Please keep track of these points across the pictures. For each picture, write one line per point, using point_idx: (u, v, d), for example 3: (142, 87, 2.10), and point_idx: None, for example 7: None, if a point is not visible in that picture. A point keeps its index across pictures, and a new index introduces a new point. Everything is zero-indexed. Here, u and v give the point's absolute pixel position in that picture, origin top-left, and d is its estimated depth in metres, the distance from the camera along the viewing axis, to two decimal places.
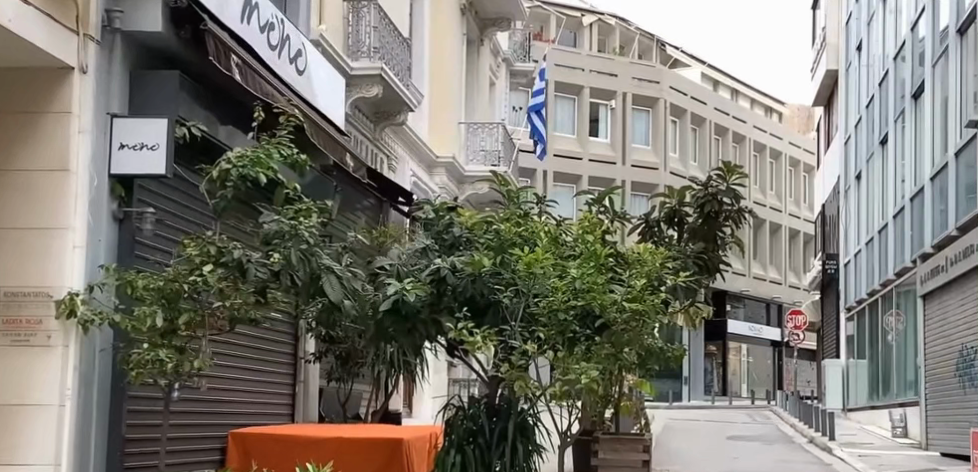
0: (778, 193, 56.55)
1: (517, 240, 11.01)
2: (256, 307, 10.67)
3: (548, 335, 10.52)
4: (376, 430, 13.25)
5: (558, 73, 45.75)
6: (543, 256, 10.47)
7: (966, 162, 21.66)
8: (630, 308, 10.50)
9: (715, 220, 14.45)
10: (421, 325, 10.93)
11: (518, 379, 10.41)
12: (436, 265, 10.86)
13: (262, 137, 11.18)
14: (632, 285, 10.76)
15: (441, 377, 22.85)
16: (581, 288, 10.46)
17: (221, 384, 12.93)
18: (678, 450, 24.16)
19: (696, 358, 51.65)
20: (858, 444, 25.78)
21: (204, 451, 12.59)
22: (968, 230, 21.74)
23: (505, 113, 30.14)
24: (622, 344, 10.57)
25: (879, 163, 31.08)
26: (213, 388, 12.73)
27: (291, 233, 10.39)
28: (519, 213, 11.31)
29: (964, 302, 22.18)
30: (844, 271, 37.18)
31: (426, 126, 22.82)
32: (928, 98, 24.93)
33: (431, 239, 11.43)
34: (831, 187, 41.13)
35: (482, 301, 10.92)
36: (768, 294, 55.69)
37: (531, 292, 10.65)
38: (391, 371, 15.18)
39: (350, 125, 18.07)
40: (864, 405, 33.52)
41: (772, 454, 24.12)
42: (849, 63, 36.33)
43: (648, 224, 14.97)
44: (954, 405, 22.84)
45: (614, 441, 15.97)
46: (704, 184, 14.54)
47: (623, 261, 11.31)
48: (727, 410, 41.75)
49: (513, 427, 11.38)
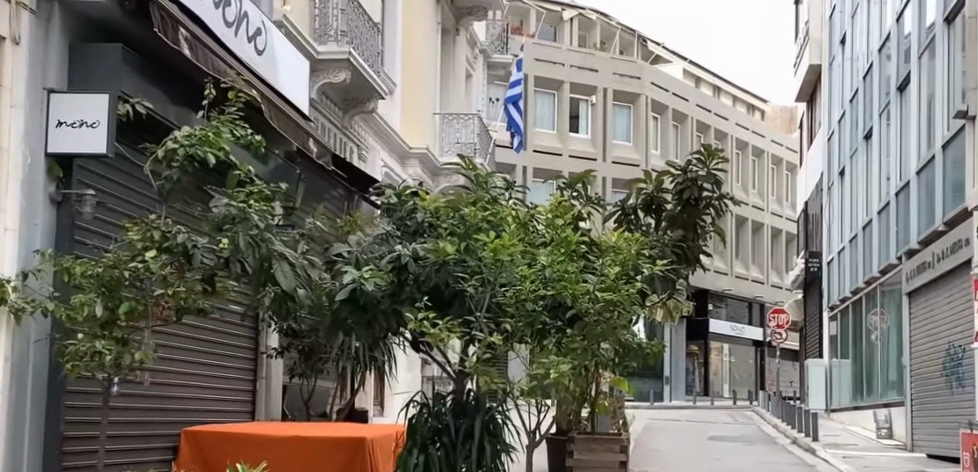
0: (760, 192, 55.99)
1: (483, 226, 10.31)
2: (204, 296, 9.97)
3: (516, 326, 9.85)
4: (338, 429, 12.55)
5: (538, 68, 45.04)
6: (510, 241, 9.79)
7: (954, 154, 21.06)
8: (604, 299, 9.82)
9: (694, 208, 13.03)
10: (381, 316, 10.14)
11: (484, 374, 9.68)
12: (396, 253, 10.13)
13: (213, 115, 10.47)
14: (607, 274, 10.09)
15: (413, 375, 22.17)
16: (552, 277, 9.79)
17: (169, 380, 12.19)
18: (658, 451, 23.49)
19: (677, 357, 51.07)
20: (842, 445, 25.15)
21: (149, 450, 11.86)
22: (955, 225, 21.17)
23: (482, 105, 29.45)
24: (594, 337, 9.88)
25: (863, 159, 30.49)
26: (160, 384, 11.99)
27: (240, 217, 9.68)
28: (486, 198, 10.64)
29: (952, 299, 21.58)
30: (827, 270, 36.63)
31: (399, 116, 22.14)
32: (914, 90, 24.33)
33: (393, 225, 10.73)
34: (814, 184, 40.61)
35: (446, 291, 10.20)
36: (750, 293, 55.16)
37: (497, 281, 9.91)
38: (356, 367, 14.49)
39: (316, 112, 17.38)
40: (847, 405, 32.94)
41: (754, 455, 23.48)
42: (833, 58, 35.75)
43: (624, 213, 13.48)
44: (941, 405, 22.28)
45: (591, 442, 15.28)
46: (682, 169, 13.11)
47: (597, 248, 10.61)
48: (708, 411, 41.16)
49: (479, 425, 10.66)
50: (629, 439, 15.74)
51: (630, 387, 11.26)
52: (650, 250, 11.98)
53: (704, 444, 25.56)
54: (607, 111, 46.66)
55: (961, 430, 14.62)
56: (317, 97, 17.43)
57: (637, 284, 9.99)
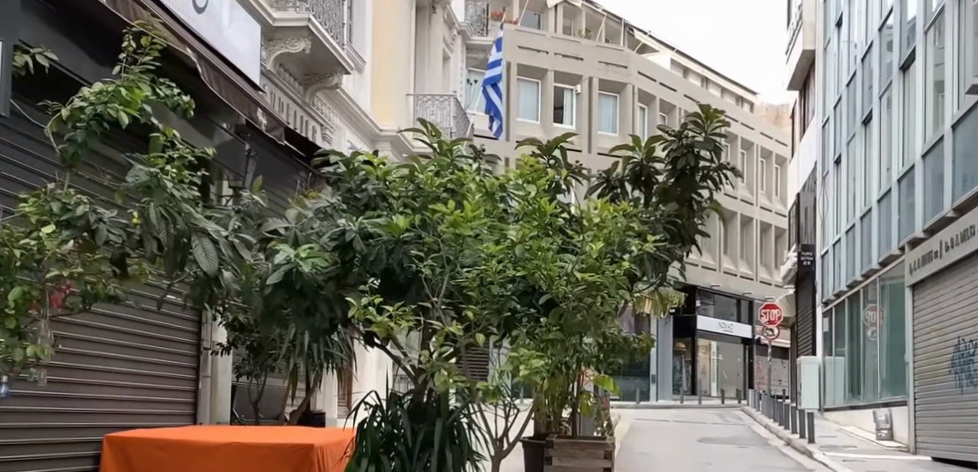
0: (749, 186, 54.66)
1: (441, 196, 8.84)
2: (116, 279, 8.48)
3: (481, 315, 8.34)
4: (286, 433, 11.02)
5: (520, 55, 43.42)
6: (473, 212, 8.27)
7: (965, 133, 19.72)
8: (584, 281, 8.27)
9: (689, 179, 10.90)
10: (322, 303, 8.61)
11: (442, 372, 8.18)
12: (341, 228, 8.63)
13: (125, 67, 8.84)
14: (588, 251, 8.53)
15: (380, 373, 20.51)
16: (524, 257, 8.28)
17: (74, 381, 10.63)
18: (645, 454, 21.98)
19: (664, 355, 49.58)
20: (839, 448, 23.68)
21: (47, 462, 10.28)
22: (965, 212, 19.84)
23: (461, 88, 27.86)
24: (573, 327, 8.33)
25: (862, 145, 29.12)
26: (61, 384, 10.43)
27: (155, 185, 8.03)
28: (449, 164, 9.10)
29: (961, 292, 20.22)
30: (822, 264, 35.15)
31: (369, 97, 20.60)
32: (920, 68, 23.00)
33: (341, 198, 9.17)
34: (807, 175, 39.23)
35: (400, 274, 8.73)
36: (736, 289, 53.82)
37: (458, 260, 8.38)
38: (310, 363, 12.93)
39: (273, 85, 15.78)
40: (843, 405, 31.49)
41: (746, 458, 22.01)
42: (829, 44, 34.46)
43: (610, 185, 11.49)
44: (948, 405, 20.88)
45: (573, 448, 13.74)
46: (677, 134, 10.79)
47: (578, 222, 9.06)
48: (695, 410, 39.72)
49: (440, 430, 9.11)
50: (614, 444, 14.21)
51: (618, 388, 9.46)
52: (644, 224, 10.40)
53: (694, 447, 24.06)
54: (592, 101, 45.26)
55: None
56: (275, 70, 15.87)
57: (624, 263, 8.40)
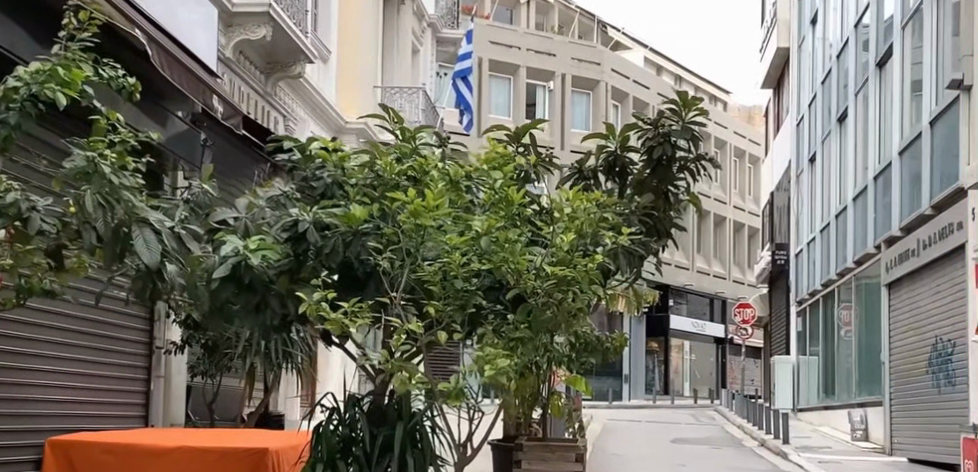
0: (722, 185, 54.31)
1: (402, 183, 8.29)
2: (51, 272, 7.87)
3: (444, 311, 7.77)
4: (242, 437, 10.37)
5: (492, 51, 42.81)
6: (436, 202, 7.69)
7: (944, 128, 19.28)
8: (554, 275, 7.70)
9: (665, 170, 9.77)
10: (273, 298, 7.99)
11: (402, 373, 7.57)
12: (293, 217, 8.06)
13: (66, 47, 8.18)
14: (558, 242, 7.97)
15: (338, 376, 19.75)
16: (490, 248, 7.70)
17: (10, 381, 10.02)
18: (617, 455, 21.48)
19: (636, 354, 49.14)
20: (814, 449, 23.21)
21: None
22: (943, 209, 19.40)
23: (430, 82, 27.28)
24: (542, 324, 7.77)
25: (837, 143, 28.75)
26: None
27: (93, 171, 7.43)
28: (410, 148, 8.53)
29: (939, 291, 19.80)
30: (796, 263, 34.79)
31: (334, 89, 20.00)
32: (897, 63, 22.58)
33: (296, 187, 8.61)
34: (780, 172, 38.85)
35: (359, 268, 8.16)
36: (709, 289, 53.50)
37: (419, 253, 7.80)
38: (267, 363, 12.31)
39: (233, 73, 15.19)
40: (816, 405, 31.09)
41: (719, 459, 21.55)
42: (803, 40, 34.14)
43: (581, 176, 10.29)
44: (926, 407, 20.44)
45: (545, 451, 13.14)
46: (652, 121, 9.66)
47: (546, 212, 8.49)
48: (668, 410, 39.30)
49: (401, 434, 8.56)
50: (586, 447, 13.65)
51: (589, 388, 8.92)
52: (619, 213, 9.41)
53: (666, 448, 23.57)
54: (565, 98, 44.76)
55: (961, 435, 13.42)
56: (234, 57, 15.27)
57: (597, 256, 7.84)
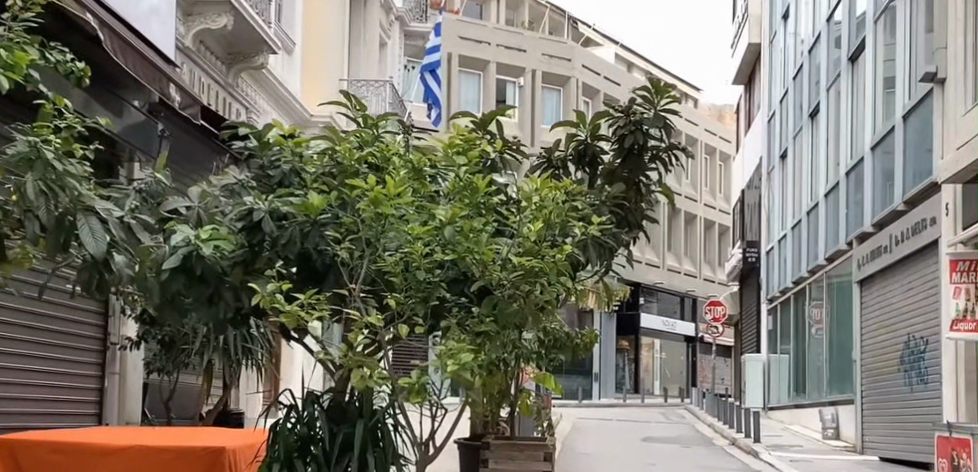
0: (693, 182, 54.14)
1: (361, 170, 7.95)
2: None
3: (405, 304, 7.42)
4: (200, 435, 9.92)
5: (461, 46, 42.56)
6: (397, 189, 7.35)
7: (916, 122, 19.08)
8: (520, 266, 7.37)
9: (636, 159, 9.29)
10: (226, 291, 7.60)
11: (361, 369, 7.27)
12: (247, 206, 7.70)
13: (11, 27, 7.78)
14: (523, 231, 7.66)
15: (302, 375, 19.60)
16: (454, 238, 7.35)
17: None
18: (586, 454, 21.19)
19: (606, 352, 48.90)
20: (786, 447, 22.98)
21: None
22: (916, 204, 19.21)
23: (398, 75, 26.94)
24: (509, 317, 7.43)
25: (808, 139, 28.58)
26: None
27: (35, 157, 7.06)
28: (372, 135, 8.20)
29: (911, 287, 19.60)
30: (766, 260, 34.69)
31: (299, 81, 19.60)
32: (869, 57, 22.40)
33: (251, 175, 8.21)
34: (751, 170, 38.66)
35: (317, 259, 7.81)
36: (680, 287, 53.39)
37: (380, 242, 7.44)
38: (226, 360, 11.91)
39: (193, 63, 14.79)
40: (787, 403, 30.89)
41: (689, 458, 21.31)
42: (774, 37, 33.97)
43: (550, 165, 9.77)
44: (898, 405, 20.23)
45: (513, 449, 12.77)
46: (624, 109, 9.24)
47: (513, 201, 8.15)
48: (638, 409, 39.08)
49: (362, 432, 8.19)
50: (555, 446, 13.31)
51: (559, 387, 8.55)
52: (590, 202, 8.98)
53: (636, 446, 23.29)
54: (535, 94, 44.49)
55: (935, 432, 13.14)
56: (194, 47, 14.84)
57: (566, 247, 7.53)
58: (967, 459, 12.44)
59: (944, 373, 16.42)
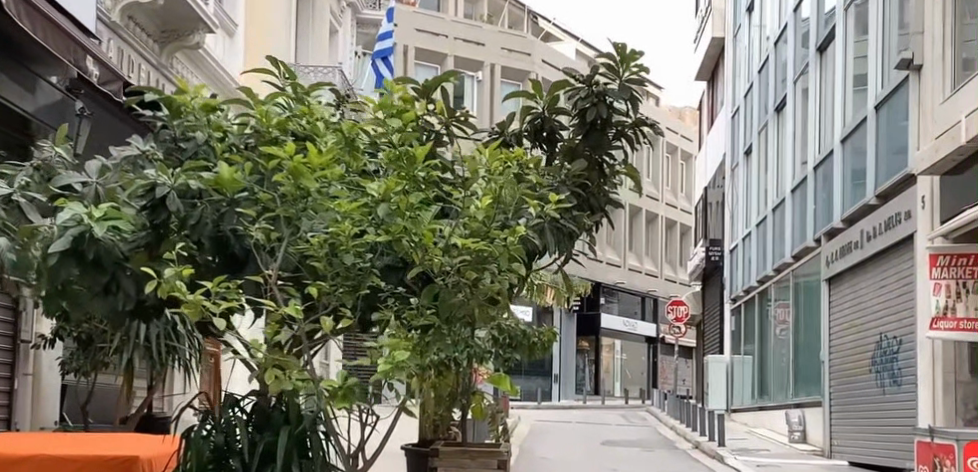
0: (655, 181, 53.35)
1: (279, 139, 7.03)
2: None
3: (330, 291, 6.44)
4: (107, 437, 8.77)
5: (417, 38, 41.56)
6: (323, 157, 6.36)
7: (889, 114, 18.28)
8: (466, 249, 6.35)
9: (598, 135, 8.27)
10: (124, 279, 6.51)
11: (279, 369, 6.28)
12: (148, 181, 6.56)
13: None
14: (468, 209, 6.69)
15: (230, 374, 18.36)
16: (388, 218, 6.38)
17: None
18: (545, 459, 20.19)
19: (566, 353, 47.91)
20: (752, 452, 22.06)
21: None
22: (889, 199, 18.37)
23: (350, 64, 25.87)
24: (453, 310, 6.43)
25: (774, 134, 27.77)
26: None
27: None
28: (292, 99, 7.26)
29: (884, 286, 18.76)
30: (730, 259, 33.90)
31: (241, 63, 18.48)
32: (840, 46, 21.56)
33: (158, 146, 7.14)
34: (714, 166, 37.85)
35: (234, 244, 6.78)
36: (640, 287, 52.62)
37: (300, 226, 6.49)
38: (149, 359, 10.79)
39: (121, 40, 13.65)
40: (751, 406, 30.05)
41: (651, 462, 20.39)
42: (739, 30, 33.14)
43: (503, 140, 8.75)
44: (869, 407, 19.42)
45: (462, 457, 11.59)
46: (585, 79, 8.23)
47: (455, 174, 7.21)
48: (597, 411, 38.13)
49: (283, 441, 7.17)
50: (508, 452, 12.19)
51: (516, 388, 7.34)
52: (549, 180, 7.96)
53: (596, 450, 22.33)
54: (494, 89, 43.44)
55: (914, 437, 11.59)
56: (122, 23, 13.72)
57: (518, 228, 6.48)
58: (951, 469, 10.96)
59: (921, 375, 15.56)
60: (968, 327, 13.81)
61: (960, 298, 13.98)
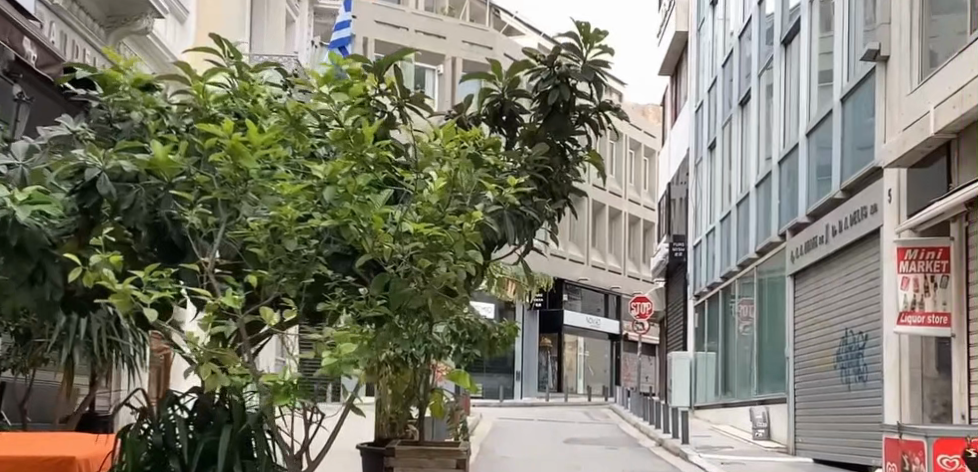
0: (618, 177, 53.11)
1: (216, 115, 6.75)
2: None
3: (274, 280, 6.11)
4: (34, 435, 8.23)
5: (378, 31, 41.04)
6: (266, 136, 6.01)
7: (854, 106, 18.02)
8: (417, 234, 5.99)
9: (561, 117, 7.86)
10: (51, 269, 6.11)
11: (216, 364, 5.90)
12: (77, 163, 6.14)
13: None
14: (422, 192, 6.36)
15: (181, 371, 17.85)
16: (335, 202, 6.06)
17: None
18: (506, 458, 19.81)
19: (529, 351, 47.50)
20: (716, 449, 21.77)
21: None
22: (855, 193, 18.11)
23: (307, 54, 25.35)
24: (404, 301, 5.99)
25: (738, 128, 27.52)
26: None
27: None
28: (235, 75, 6.92)
29: (849, 280, 18.52)
30: (693, 255, 33.65)
31: (192, 50, 17.96)
32: (804, 39, 21.30)
33: (92, 127, 6.75)
34: (678, 162, 37.60)
35: (171, 231, 6.29)
36: (603, 283, 52.37)
37: (241, 209, 6.14)
38: (89, 354, 10.31)
39: (65, 23, 13.13)
40: (714, 402, 29.79)
41: (614, 460, 20.03)
42: (702, 24, 32.89)
43: (459, 122, 8.34)
44: (834, 404, 19.17)
45: (421, 456, 11.16)
46: (549, 57, 7.82)
47: (406, 154, 6.93)
48: (560, 408, 37.80)
49: (224, 442, 6.73)
50: (468, 450, 11.77)
51: (476, 386, 6.86)
52: (509, 164, 7.56)
53: (558, 448, 21.94)
54: (455, 82, 43.00)
55: (883, 433, 10.59)
56: (66, 6, 13.22)
57: (475, 214, 6.08)
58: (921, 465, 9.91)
59: (887, 371, 15.26)
60: (937, 321, 13.55)
61: (928, 292, 13.66)
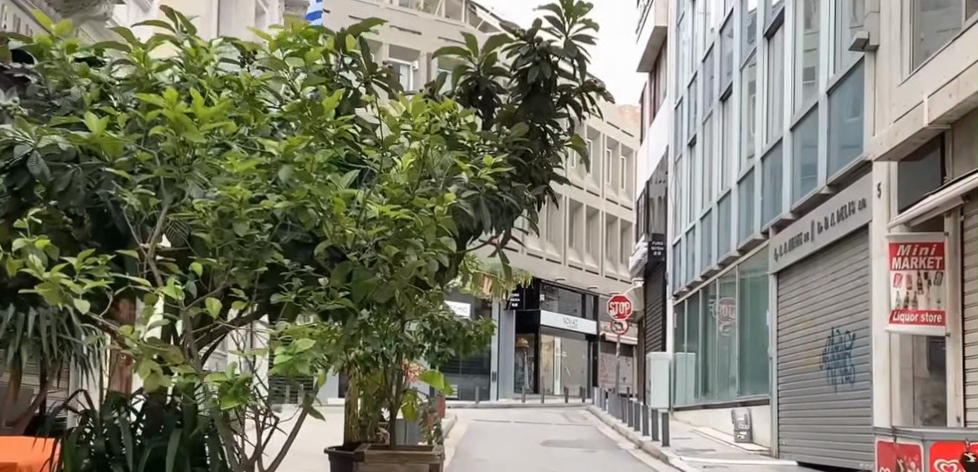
0: (595, 176, 52.60)
1: (160, 87, 6.14)
2: None
3: (221, 267, 5.51)
4: None
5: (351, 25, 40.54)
6: (213, 111, 5.39)
7: (841, 98, 17.52)
8: (381, 218, 5.43)
9: (543, 99, 7.28)
10: None
11: (160, 361, 5.32)
12: (7, 138, 5.49)
13: None
14: (388, 173, 5.82)
15: None
16: (291, 182, 5.47)
17: None
18: (482, 461, 19.21)
19: (504, 351, 46.86)
20: (697, 452, 21.24)
21: None
22: (842, 187, 17.60)
23: None
24: (367, 294, 5.46)
25: (719, 124, 27.00)
26: None
27: None
28: (182, 44, 6.32)
29: (836, 278, 18.02)
30: (673, 254, 33.13)
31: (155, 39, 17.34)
32: (788, 31, 20.79)
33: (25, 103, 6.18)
34: (656, 160, 37.09)
35: (114, 217, 5.70)
36: (580, 283, 51.88)
37: (185, 190, 5.51)
38: (39, 353, 9.67)
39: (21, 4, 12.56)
40: (694, 404, 29.27)
41: (593, 463, 19.48)
42: (682, 20, 32.38)
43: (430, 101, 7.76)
44: (819, 405, 18.67)
45: (393, 460, 10.54)
46: (528, 34, 7.22)
47: (372, 132, 6.34)
48: (537, 410, 37.14)
49: (174, 448, 6.11)
50: (442, 455, 11.15)
51: (450, 387, 6.32)
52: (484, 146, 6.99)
53: (534, 451, 21.38)
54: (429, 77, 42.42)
55: (876, 436, 9.99)
56: None
57: (448, 196, 5.55)
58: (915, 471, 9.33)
59: (876, 371, 14.74)
60: (930, 320, 13.08)
61: (921, 289, 13.19)
